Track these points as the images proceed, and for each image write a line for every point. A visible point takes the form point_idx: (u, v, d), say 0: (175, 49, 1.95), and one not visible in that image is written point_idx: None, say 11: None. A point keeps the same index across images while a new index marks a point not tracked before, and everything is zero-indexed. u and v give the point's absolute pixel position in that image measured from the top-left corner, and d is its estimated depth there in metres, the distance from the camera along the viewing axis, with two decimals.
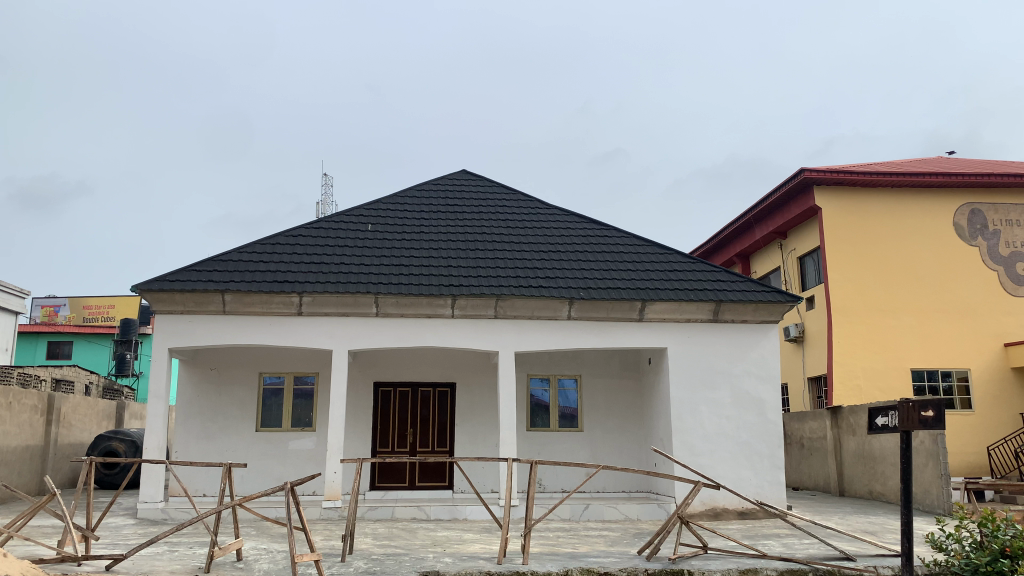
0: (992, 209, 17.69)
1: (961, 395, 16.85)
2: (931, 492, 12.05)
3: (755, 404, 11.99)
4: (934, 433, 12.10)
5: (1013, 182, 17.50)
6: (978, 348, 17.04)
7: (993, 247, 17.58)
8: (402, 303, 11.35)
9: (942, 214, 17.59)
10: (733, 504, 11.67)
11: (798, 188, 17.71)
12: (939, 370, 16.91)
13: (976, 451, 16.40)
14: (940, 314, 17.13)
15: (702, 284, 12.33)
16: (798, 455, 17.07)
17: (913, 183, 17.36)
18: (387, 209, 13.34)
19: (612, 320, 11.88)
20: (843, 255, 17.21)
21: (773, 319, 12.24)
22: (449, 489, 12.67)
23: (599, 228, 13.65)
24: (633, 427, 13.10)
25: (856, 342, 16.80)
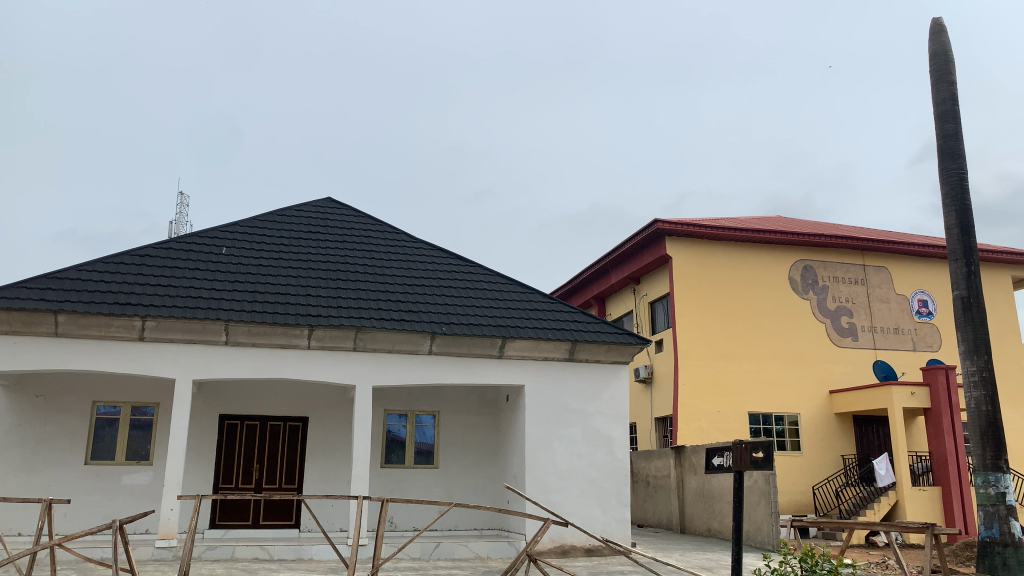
0: (822, 267, 19.30)
1: (791, 437, 18.06)
2: (762, 529, 12.78)
3: (604, 442, 12.35)
4: (766, 473, 12.90)
5: (839, 242, 19.19)
6: (807, 393, 18.40)
7: (823, 301, 19.11)
8: (254, 332, 10.94)
9: (778, 268, 18.99)
10: (581, 541, 11.92)
11: (651, 236, 18.59)
12: (773, 414, 18.07)
13: (804, 491, 17.60)
14: (775, 361, 18.38)
15: (559, 324, 12.65)
16: (644, 493, 17.68)
17: (754, 238, 18.66)
18: (245, 232, 12.90)
19: (472, 356, 11.96)
20: (691, 302, 18.15)
21: (625, 360, 12.72)
22: (296, 528, 12.20)
23: (463, 264, 13.78)
24: (487, 464, 13.15)
25: (701, 385, 17.69)
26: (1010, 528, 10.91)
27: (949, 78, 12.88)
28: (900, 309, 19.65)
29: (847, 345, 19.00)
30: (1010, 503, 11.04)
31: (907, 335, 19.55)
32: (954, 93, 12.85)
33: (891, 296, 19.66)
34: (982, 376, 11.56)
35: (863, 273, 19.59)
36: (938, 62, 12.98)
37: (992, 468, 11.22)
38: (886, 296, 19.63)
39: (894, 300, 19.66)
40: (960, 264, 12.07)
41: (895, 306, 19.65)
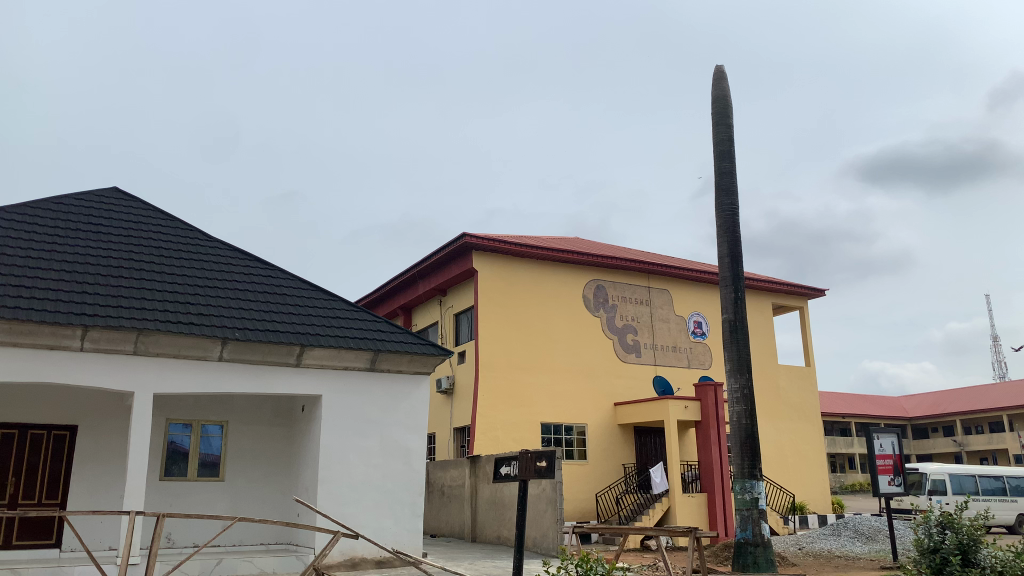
0: (612, 286, 20.56)
1: (579, 446, 19.05)
2: (547, 535, 13.34)
3: (401, 453, 12.37)
4: (554, 481, 13.48)
5: (629, 265, 20.54)
6: (596, 406, 19.49)
7: (612, 318, 20.35)
8: (17, 331, 9.89)
9: (574, 286, 19.99)
10: (372, 553, 11.83)
11: (458, 249, 18.90)
12: (563, 424, 18.95)
13: (588, 498, 18.61)
14: (568, 374, 19.30)
15: (361, 333, 12.50)
16: (438, 502, 17.86)
17: (553, 256, 19.52)
18: (14, 220, 11.66)
19: (266, 364, 11.54)
20: (493, 316, 18.61)
21: (426, 371, 12.81)
22: (57, 547, 11.13)
23: (262, 267, 13.27)
24: (278, 476, 12.71)
25: (498, 397, 18.17)
26: (760, 530, 12.19)
27: (728, 121, 14.27)
28: (679, 329, 21.35)
29: (632, 361, 20.37)
30: (761, 506, 12.33)
31: (683, 353, 21.28)
32: (731, 136, 14.24)
33: (671, 317, 21.31)
34: (744, 392, 12.84)
35: (649, 294, 21.09)
36: (719, 106, 14.33)
37: (748, 475, 12.45)
38: (667, 316, 21.25)
39: (674, 320, 21.33)
40: (729, 289, 13.36)
41: (675, 326, 21.32)
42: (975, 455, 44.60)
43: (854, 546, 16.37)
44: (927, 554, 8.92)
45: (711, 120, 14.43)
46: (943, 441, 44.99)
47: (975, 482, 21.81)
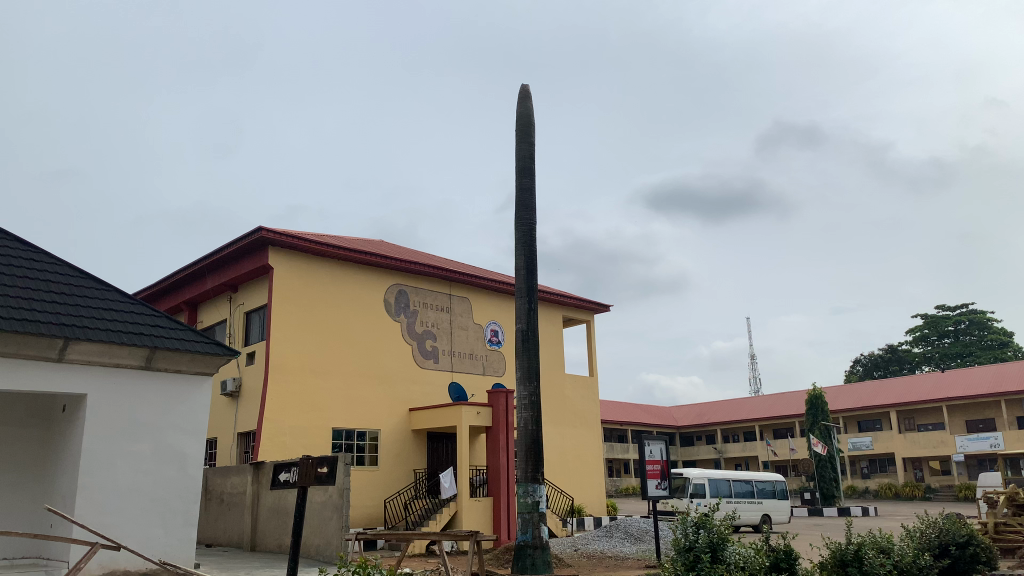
0: (414, 292, 20.62)
1: (371, 452, 18.89)
2: (331, 543, 13.09)
3: (176, 458, 11.61)
4: (341, 488, 13.24)
5: (430, 271, 20.70)
6: (389, 412, 19.43)
7: (412, 324, 20.42)
8: None
9: (374, 290, 19.81)
10: (135, 566, 10.98)
11: (254, 244, 18.09)
12: (355, 430, 18.70)
13: (376, 504, 18.48)
14: (363, 379, 19.07)
15: (136, 327, 11.59)
16: (216, 511, 16.93)
17: (355, 258, 19.25)
18: None
19: (22, 358, 10.38)
20: (287, 316, 17.95)
21: (208, 372, 12.13)
22: None
23: (24, 249, 11.93)
24: (29, 482, 11.47)
25: (287, 400, 17.55)
26: (539, 532, 12.74)
27: (530, 139, 14.85)
28: (476, 337, 21.82)
29: (428, 367, 20.53)
30: (541, 510, 12.87)
31: (479, 360, 21.75)
32: (532, 153, 14.83)
33: (470, 325, 21.72)
34: (531, 400, 13.35)
35: (449, 301, 21.35)
36: (523, 123, 14.89)
37: (531, 480, 12.94)
38: (465, 324, 21.63)
39: (472, 328, 21.76)
40: (523, 300, 13.86)
41: (472, 333, 21.76)
42: (731, 461, 49.33)
43: (623, 546, 17.54)
44: (683, 553, 9.72)
45: (515, 136, 14.93)
46: (705, 449, 49.27)
47: (729, 486, 24.20)
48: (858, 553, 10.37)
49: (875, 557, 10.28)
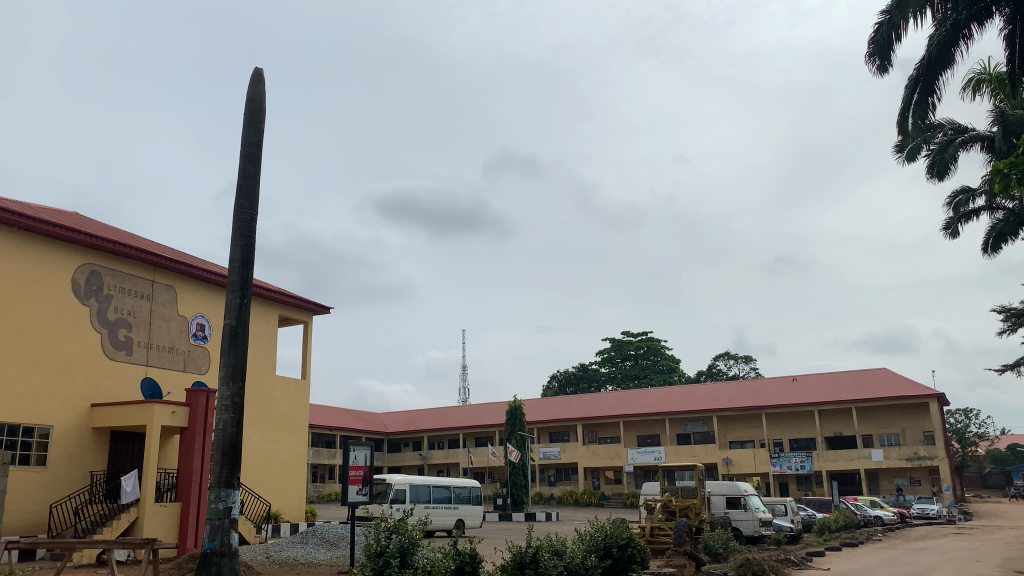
0: (109, 274, 18.70)
1: (38, 451, 16.76)
2: None
3: None
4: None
5: (132, 254, 18.96)
6: (66, 406, 17.39)
7: (103, 310, 18.46)
8: None
9: (61, 268, 17.65)
10: None
11: None
12: (21, 426, 16.45)
13: (39, 510, 16.42)
14: (37, 368, 16.87)
15: None
16: None
17: (41, 229, 17.02)
18: None
19: None
20: None
21: None
22: None
23: None
24: None
25: None
26: (228, 540, 12.15)
27: (259, 126, 14.27)
28: (178, 330, 20.34)
29: (119, 359, 18.72)
30: (233, 516, 12.27)
31: (179, 355, 20.32)
32: (260, 140, 14.25)
33: (172, 316, 20.20)
34: (234, 401, 12.68)
35: (151, 289, 19.69)
36: (252, 107, 14.25)
37: (225, 485, 12.26)
38: (167, 315, 20.07)
39: (175, 320, 20.27)
40: (235, 294, 13.21)
41: (174, 326, 20.26)
42: (434, 468, 50.42)
43: (318, 552, 17.31)
44: (373, 558, 9.79)
45: (242, 120, 14.25)
46: (411, 454, 50.16)
47: (428, 491, 24.95)
48: (535, 556, 11.15)
49: (549, 559, 11.17)
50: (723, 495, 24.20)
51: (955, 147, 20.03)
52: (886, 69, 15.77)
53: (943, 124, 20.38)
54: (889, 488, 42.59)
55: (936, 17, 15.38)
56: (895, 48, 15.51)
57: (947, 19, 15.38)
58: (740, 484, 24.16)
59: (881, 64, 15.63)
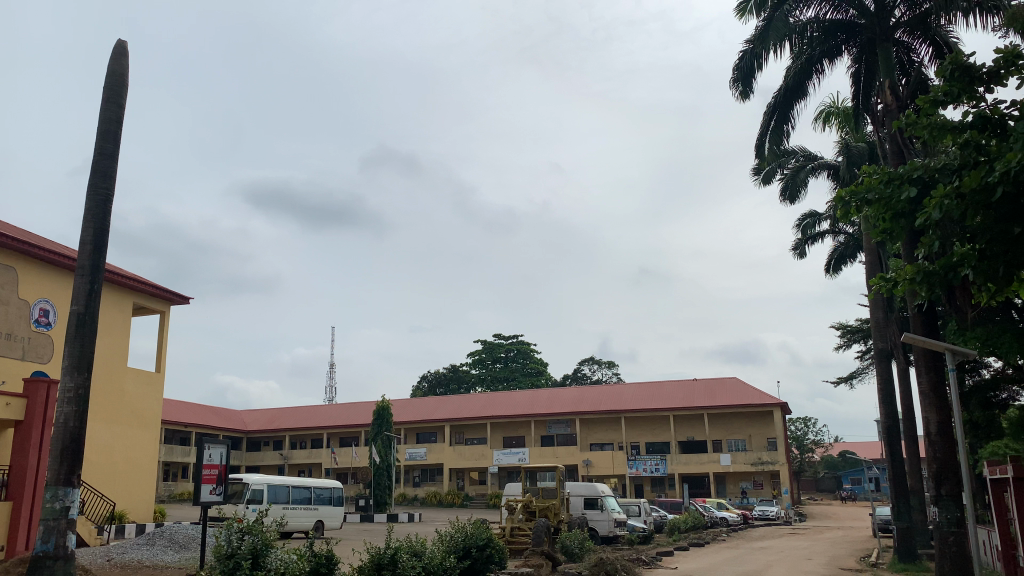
0: None
1: None
2: None
3: None
4: None
5: None
6: None
7: None
8: None
9: None
10: None
11: None
12: None
13: None
14: None
15: None
16: None
17: None
18: None
19: None
20: None
21: None
22: None
23: None
24: None
25: None
26: (64, 542, 11.42)
27: (119, 102, 13.46)
28: (18, 315, 18.86)
29: None
30: (71, 516, 11.54)
31: (18, 342, 18.84)
32: (120, 117, 13.45)
33: (11, 300, 18.71)
34: (78, 393, 11.90)
35: None
36: (113, 82, 13.42)
37: (63, 483, 11.48)
38: (6, 299, 18.56)
39: (15, 304, 18.78)
40: (85, 280, 12.42)
41: (14, 311, 18.77)
42: (295, 467, 49.05)
43: (164, 554, 16.52)
44: (223, 560, 9.43)
45: (101, 95, 13.41)
46: (271, 454, 48.59)
47: (287, 492, 24.30)
48: (394, 557, 11.09)
49: (408, 560, 11.14)
50: (582, 496, 24.93)
51: (805, 174, 21.53)
52: (747, 95, 16.78)
53: (795, 151, 21.80)
54: (735, 490, 45.20)
55: (793, 51, 16.42)
56: (756, 76, 16.52)
57: (803, 53, 16.43)
58: (598, 485, 24.93)
59: (743, 89, 16.59)
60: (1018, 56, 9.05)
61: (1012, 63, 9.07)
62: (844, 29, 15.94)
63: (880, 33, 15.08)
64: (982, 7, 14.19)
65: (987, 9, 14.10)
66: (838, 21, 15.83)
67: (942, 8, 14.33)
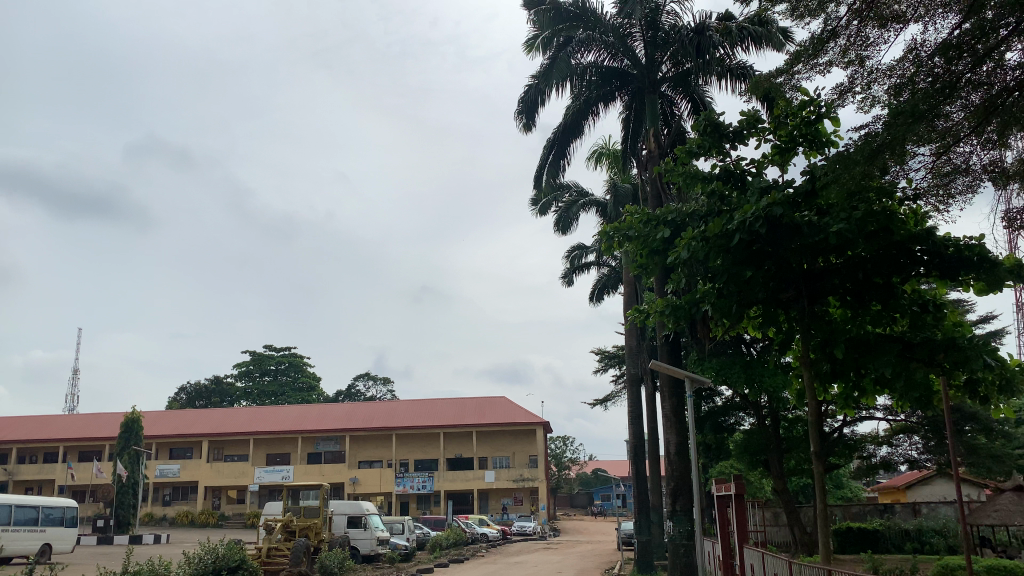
0: None
1: None
2: None
3: None
4: None
5: None
6: None
7: None
8: None
9: None
10: None
11: None
12: None
13: None
14: None
15: None
16: None
17: None
18: None
19: None
20: None
21: None
22: None
23: None
24: None
25: None
26: None
27: None
28: None
29: None
30: None
31: None
32: None
33: None
34: None
35: None
36: None
37: None
38: None
39: None
40: None
41: None
42: (21, 484, 43.58)
43: None
44: None
45: None
46: None
47: (9, 512, 21.53)
48: None
49: None
50: (345, 514, 24.47)
51: (577, 208, 22.97)
52: (530, 128, 17.61)
53: (569, 186, 23.23)
54: (496, 507, 46.61)
55: (574, 91, 17.50)
56: (539, 111, 17.44)
57: (582, 95, 17.57)
58: (362, 504, 24.64)
59: (527, 122, 17.42)
60: (757, 120, 10.35)
61: (753, 125, 10.35)
62: (618, 77, 17.21)
63: (648, 84, 16.77)
64: (733, 73, 16.25)
65: (737, 76, 16.25)
66: (614, 68, 17.14)
67: (700, 68, 16.08)
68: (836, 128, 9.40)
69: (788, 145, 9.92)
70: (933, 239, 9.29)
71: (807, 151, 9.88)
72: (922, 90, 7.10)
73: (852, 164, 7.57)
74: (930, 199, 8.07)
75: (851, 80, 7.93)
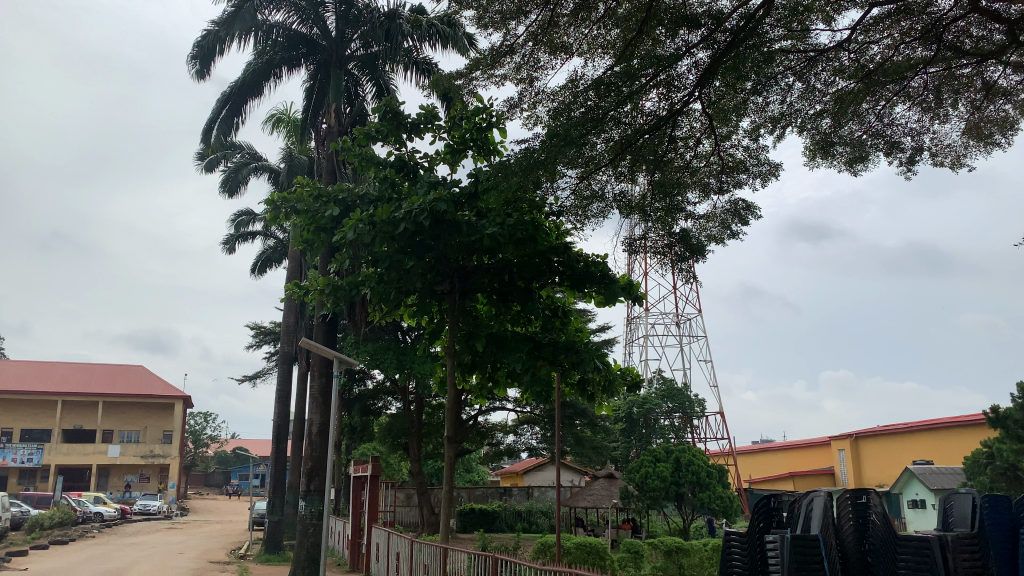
0: None
1: None
2: None
3: None
4: None
5: None
6: None
7: None
8: None
9: None
10: None
11: None
12: None
13: None
14: None
15: None
16: None
17: None
18: None
19: None
20: None
21: None
22: None
23: None
24: None
25: None
26: None
27: None
28: None
29: None
30: None
31: None
32: None
33: None
34: None
35: None
36: None
37: None
38: None
39: None
40: None
41: None
42: None
43: None
44: None
45: None
46: None
47: None
48: None
49: None
50: None
51: (247, 171, 21.87)
52: (203, 77, 16.32)
53: (242, 147, 22.03)
54: (117, 484, 42.49)
55: (256, 48, 16.59)
56: (216, 60, 16.22)
57: (265, 54, 16.76)
58: None
59: (201, 70, 16.13)
60: (435, 117, 10.69)
61: (430, 121, 10.68)
62: (305, 43, 16.70)
63: (335, 58, 16.60)
64: (418, 66, 16.65)
65: (422, 69, 16.67)
66: (301, 33, 16.60)
67: (387, 53, 16.17)
68: (503, 138, 10.07)
69: (460, 146, 10.40)
70: (568, 253, 10.38)
71: (476, 155, 10.44)
72: (576, 119, 7.82)
73: (511, 174, 8.15)
74: (571, 218, 8.82)
75: (522, 98, 8.52)
